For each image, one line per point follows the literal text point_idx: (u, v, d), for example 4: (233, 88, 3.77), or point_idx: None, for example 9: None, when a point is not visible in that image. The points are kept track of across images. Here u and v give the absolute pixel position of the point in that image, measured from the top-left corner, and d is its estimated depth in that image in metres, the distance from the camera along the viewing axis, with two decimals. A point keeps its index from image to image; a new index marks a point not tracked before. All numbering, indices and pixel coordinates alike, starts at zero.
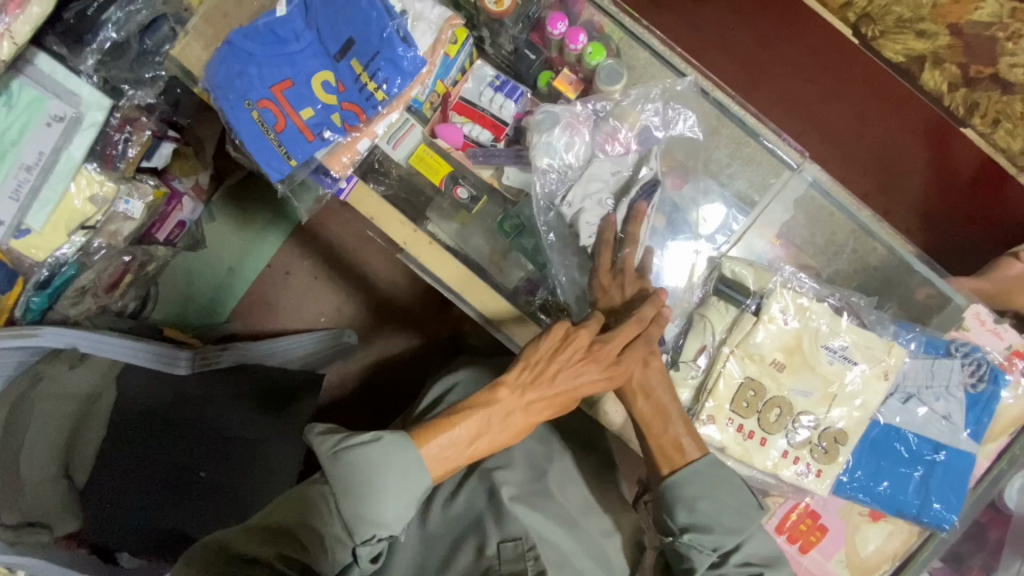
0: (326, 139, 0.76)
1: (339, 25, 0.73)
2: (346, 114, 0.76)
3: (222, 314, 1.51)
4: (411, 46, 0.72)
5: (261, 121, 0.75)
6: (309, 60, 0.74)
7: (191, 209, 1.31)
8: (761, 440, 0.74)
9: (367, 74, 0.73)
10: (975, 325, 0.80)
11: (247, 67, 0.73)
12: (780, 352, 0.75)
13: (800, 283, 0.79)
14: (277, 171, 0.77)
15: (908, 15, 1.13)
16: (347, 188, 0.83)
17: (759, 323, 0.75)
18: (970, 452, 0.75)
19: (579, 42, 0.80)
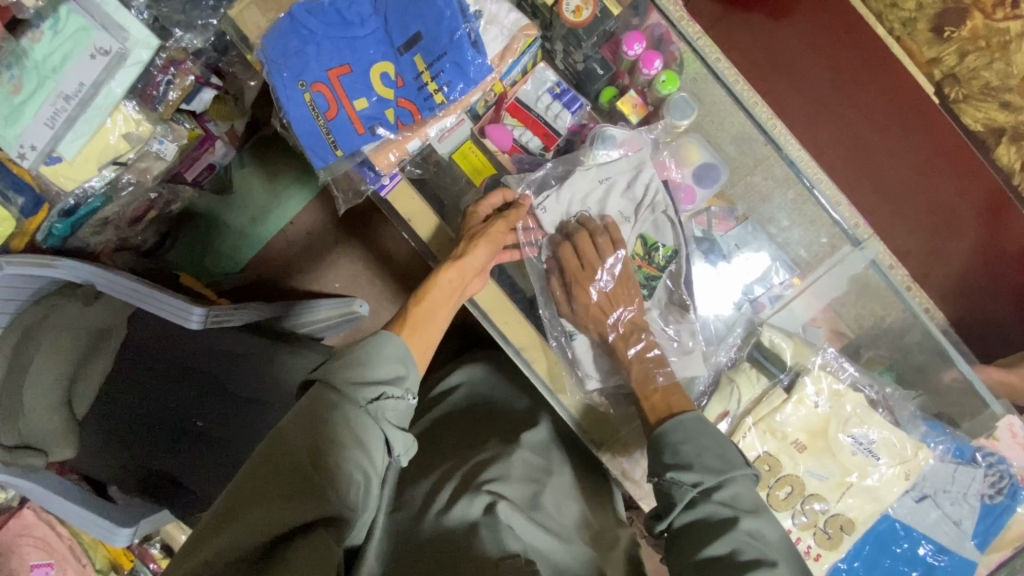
0: (376, 134, 0.75)
1: (409, 18, 0.72)
2: (400, 111, 0.74)
3: (239, 264, 1.49)
4: (480, 52, 0.71)
5: (313, 104, 0.73)
6: (371, 48, 0.73)
7: (222, 153, 1.31)
8: None
9: (429, 73, 0.72)
10: (1007, 437, 0.79)
11: (306, 45, 0.72)
12: (803, 433, 0.73)
13: (840, 368, 0.77)
14: (321, 159, 0.76)
15: (996, 83, 0.95)
16: (389, 185, 0.79)
17: (788, 401, 0.74)
18: (972, 561, 0.75)
19: (654, 68, 0.76)
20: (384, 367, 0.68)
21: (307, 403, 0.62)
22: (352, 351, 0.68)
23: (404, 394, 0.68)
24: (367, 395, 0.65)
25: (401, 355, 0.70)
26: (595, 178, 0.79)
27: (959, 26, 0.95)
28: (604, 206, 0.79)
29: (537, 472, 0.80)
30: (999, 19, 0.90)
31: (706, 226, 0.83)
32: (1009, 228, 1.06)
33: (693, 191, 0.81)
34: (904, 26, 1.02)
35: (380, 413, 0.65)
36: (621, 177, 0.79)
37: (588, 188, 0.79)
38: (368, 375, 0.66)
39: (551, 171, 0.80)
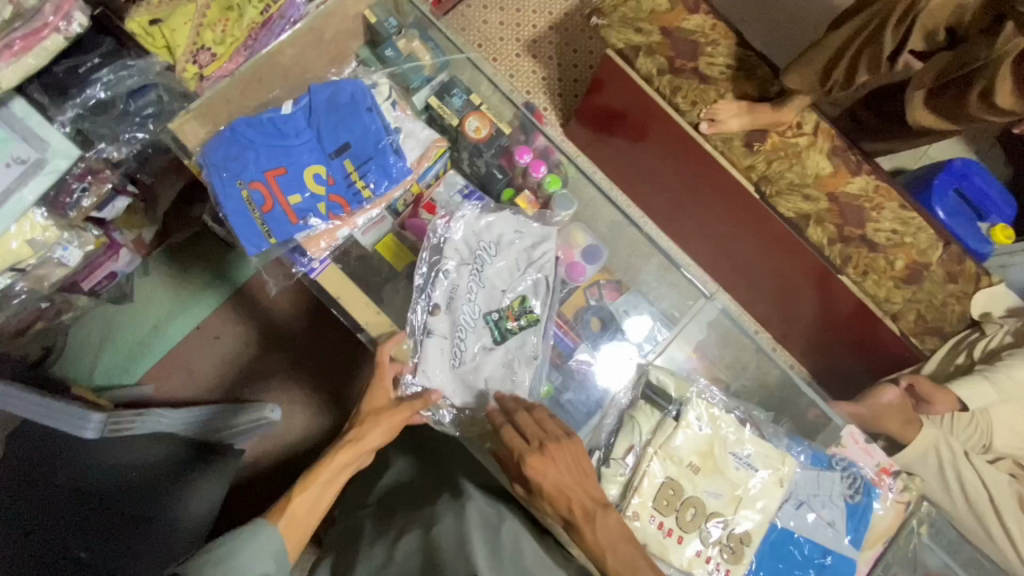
0: (308, 223, 0.84)
1: (338, 131, 0.86)
2: (331, 205, 0.85)
3: (135, 373, 1.41)
4: (400, 157, 0.87)
5: (250, 199, 0.82)
6: (304, 155, 0.85)
7: (127, 261, 1.29)
8: (679, 538, 0.80)
9: (356, 174, 0.85)
10: (851, 443, 0.93)
11: (245, 151, 0.82)
12: (695, 455, 0.83)
13: (712, 395, 0.89)
14: (255, 245, 0.82)
15: (797, 181, 1.24)
16: (319, 268, 0.87)
17: (678, 428, 0.83)
18: (851, 557, 0.84)
19: (541, 172, 0.95)
20: (252, 562, 0.66)
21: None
22: (218, 550, 0.65)
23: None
24: None
25: (271, 546, 0.68)
26: (504, 236, 0.90)
27: (762, 142, 1.24)
28: (502, 251, 0.90)
29: (490, 518, 0.85)
30: (791, 137, 1.24)
31: (597, 297, 0.97)
32: (834, 294, 1.31)
33: (581, 267, 0.95)
34: (724, 143, 1.26)
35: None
36: (527, 237, 0.91)
37: (500, 231, 0.91)
38: (234, 574, 0.64)
39: (479, 206, 0.92)
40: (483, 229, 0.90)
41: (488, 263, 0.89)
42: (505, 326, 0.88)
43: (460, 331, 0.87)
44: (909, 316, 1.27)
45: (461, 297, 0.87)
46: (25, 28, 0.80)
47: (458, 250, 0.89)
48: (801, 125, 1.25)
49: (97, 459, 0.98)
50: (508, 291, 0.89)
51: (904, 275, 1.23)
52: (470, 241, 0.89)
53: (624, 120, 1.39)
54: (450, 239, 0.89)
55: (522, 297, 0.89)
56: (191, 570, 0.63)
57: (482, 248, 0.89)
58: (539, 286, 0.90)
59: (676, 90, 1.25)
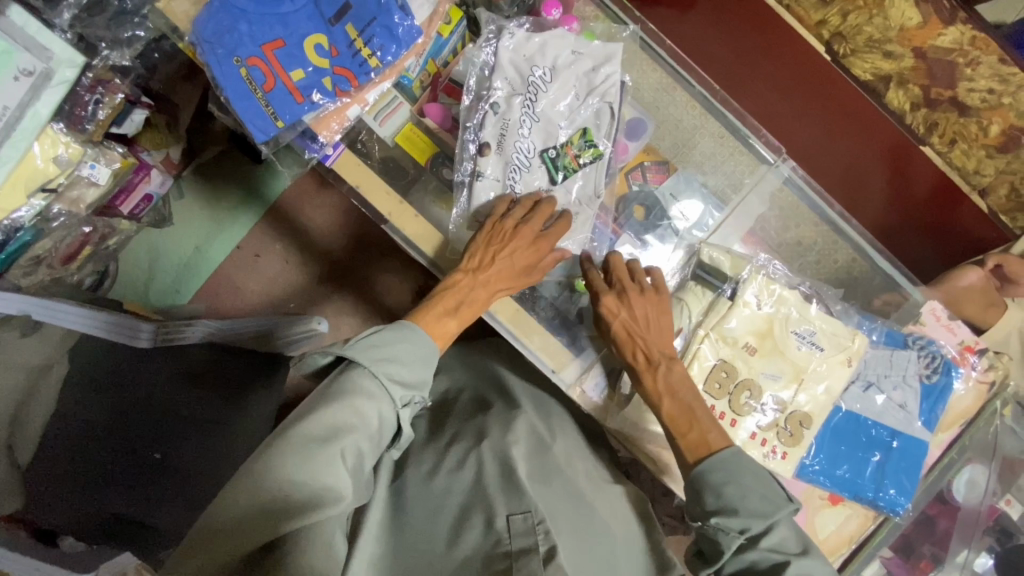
0: (314, 102, 0.76)
1: None
2: (337, 79, 0.77)
3: (186, 293, 1.46)
4: (407, 15, 0.76)
5: (249, 78, 0.74)
6: (303, 22, 0.76)
7: (159, 182, 1.29)
8: (732, 421, 0.76)
9: (361, 39, 0.76)
10: (932, 321, 0.85)
11: (238, 23, 0.73)
12: (752, 335, 0.78)
13: (774, 270, 0.83)
14: (262, 131, 0.76)
15: (877, 35, 1.06)
16: (333, 155, 0.83)
17: (733, 308, 0.78)
18: (924, 440, 0.79)
19: (574, 27, 0.85)
20: (415, 372, 0.72)
21: (349, 393, 0.67)
22: (394, 350, 0.71)
23: (423, 399, 0.75)
24: (401, 397, 0.71)
25: (429, 358, 0.74)
26: (560, 59, 0.82)
27: None
28: (558, 77, 0.82)
29: (542, 435, 0.90)
30: None
31: (641, 181, 0.88)
32: (912, 170, 1.17)
33: (625, 144, 0.86)
34: None
35: (406, 414, 0.72)
36: (587, 59, 0.82)
37: (554, 54, 0.82)
38: (400, 375, 0.71)
39: (525, 23, 0.83)
40: (539, 52, 0.81)
41: (545, 88, 0.81)
42: (563, 162, 0.82)
43: (513, 171, 0.81)
44: (998, 190, 1.14)
45: (512, 133, 0.80)
46: None
47: (509, 77, 0.81)
48: None
49: (158, 365, 1.02)
50: (566, 125, 0.82)
51: (1000, 143, 1.08)
52: (521, 67, 0.81)
53: None
54: (496, 64, 0.81)
55: (582, 129, 0.82)
56: (371, 359, 0.69)
57: (535, 75, 0.81)
58: (602, 114, 0.82)
59: None
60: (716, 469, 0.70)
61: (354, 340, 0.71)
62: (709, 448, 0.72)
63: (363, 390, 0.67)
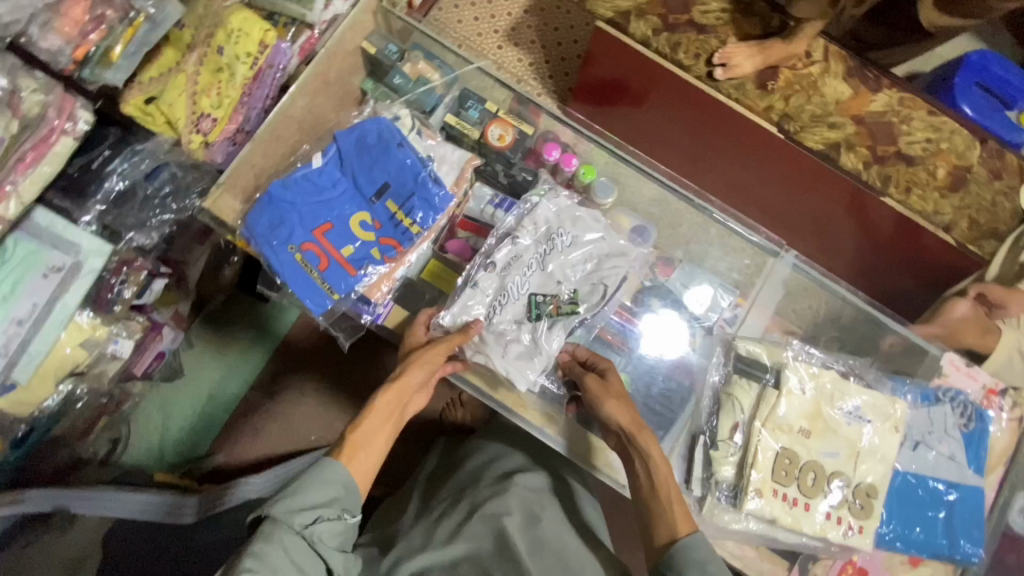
0: (366, 272, 0.85)
1: (374, 173, 0.87)
2: (383, 248, 0.87)
3: (202, 446, 1.44)
4: (440, 186, 0.89)
5: (305, 262, 0.84)
6: (346, 205, 0.87)
7: (171, 338, 1.29)
8: (806, 506, 0.80)
9: (402, 212, 0.87)
10: (953, 371, 0.89)
11: (291, 216, 0.84)
12: (804, 419, 0.82)
13: (808, 354, 0.89)
14: (319, 304, 0.84)
15: (819, 111, 1.19)
16: (384, 312, 0.89)
17: (782, 396, 0.82)
18: (977, 485, 0.84)
19: (572, 164, 0.96)
20: (318, 492, 0.71)
21: (250, 541, 0.67)
22: (291, 482, 0.72)
23: (340, 515, 0.72)
24: (301, 521, 0.69)
25: (336, 478, 0.73)
26: (585, 220, 0.90)
27: (775, 81, 1.19)
28: (578, 245, 0.89)
29: (533, 507, 0.96)
30: (802, 68, 1.19)
31: (652, 276, 0.96)
32: (872, 215, 1.27)
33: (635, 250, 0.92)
34: (737, 90, 1.21)
35: (312, 535, 0.69)
36: (613, 235, 0.90)
37: (583, 227, 0.90)
38: (299, 502, 0.70)
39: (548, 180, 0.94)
40: (567, 210, 0.90)
41: (562, 246, 0.89)
42: (546, 310, 0.87)
43: (505, 295, 0.86)
44: (961, 223, 1.19)
45: (518, 266, 0.87)
46: (33, 137, 0.79)
47: (537, 224, 0.89)
48: (810, 54, 1.19)
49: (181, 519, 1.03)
50: (564, 283, 0.89)
51: (949, 183, 1.18)
52: (551, 222, 0.89)
53: (621, 90, 1.39)
54: (531, 211, 0.89)
55: (575, 289, 0.88)
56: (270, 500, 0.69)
57: (557, 236, 0.89)
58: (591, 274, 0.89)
59: (677, 45, 1.21)
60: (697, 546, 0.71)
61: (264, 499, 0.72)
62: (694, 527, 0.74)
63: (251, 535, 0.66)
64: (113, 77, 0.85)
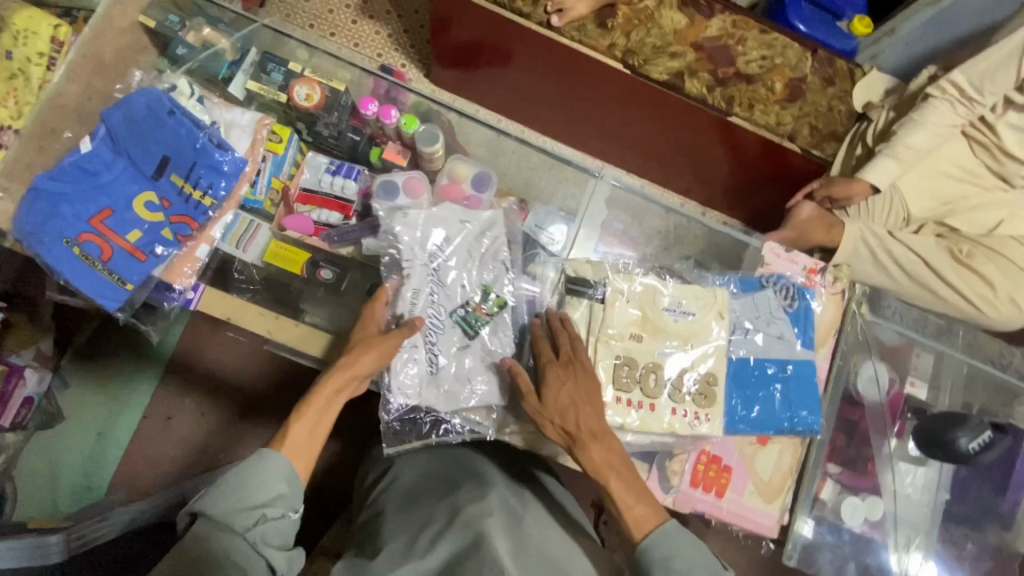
0: (158, 255, 0.79)
1: (149, 147, 0.79)
2: (175, 227, 0.81)
3: (100, 487, 1.32)
4: (226, 150, 0.82)
5: (85, 254, 0.76)
6: (125, 186, 0.79)
7: (36, 381, 1.22)
8: (652, 407, 0.82)
9: (189, 185, 0.81)
10: (775, 258, 0.95)
11: (59, 207, 0.75)
12: (633, 325, 0.85)
13: (628, 265, 0.91)
14: (113, 299, 0.78)
15: (659, 43, 1.22)
16: (195, 297, 0.84)
17: (608, 308, 0.85)
18: (807, 359, 0.89)
19: (393, 116, 0.94)
20: (261, 491, 0.69)
21: (184, 544, 0.64)
22: (233, 478, 0.69)
23: (284, 513, 0.70)
24: (244, 521, 0.67)
25: (279, 472, 0.71)
26: (464, 222, 0.88)
27: (614, 18, 1.22)
28: (456, 247, 0.87)
29: (513, 505, 0.88)
30: (638, 3, 1.22)
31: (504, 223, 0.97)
32: (739, 138, 1.28)
33: (476, 199, 0.92)
34: (579, 31, 1.22)
35: (259, 535, 0.67)
36: (477, 222, 0.89)
37: (448, 227, 0.87)
38: (243, 502, 0.68)
39: (427, 202, 0.89)
40: (432, 223, 0.86)
41: (443, 251, 0.86)
42: (473, 317, 0.86)
43: (433, 342, 0.84)
44: (803, 131, 1.26)
45: (424, 299, 0.85)
46: None
47: (415, 253, 0.85)
48: None
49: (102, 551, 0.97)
50: (468, 285, 0.87)
51: (786, 96, 1.24)
52: (422, 241, 0.85)
53: (479, 50, 1.37)
54: (403, 241, 0.85)
55: (483, 287, 0.87)
56: (206, 502, 0.67)
57: (436, 247, 0.86)
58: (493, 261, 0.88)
59: None
60: (659, 543, 0.74)
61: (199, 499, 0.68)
62: (654, 524, 0.75)
63: (190, 540, 0.64)
64: None
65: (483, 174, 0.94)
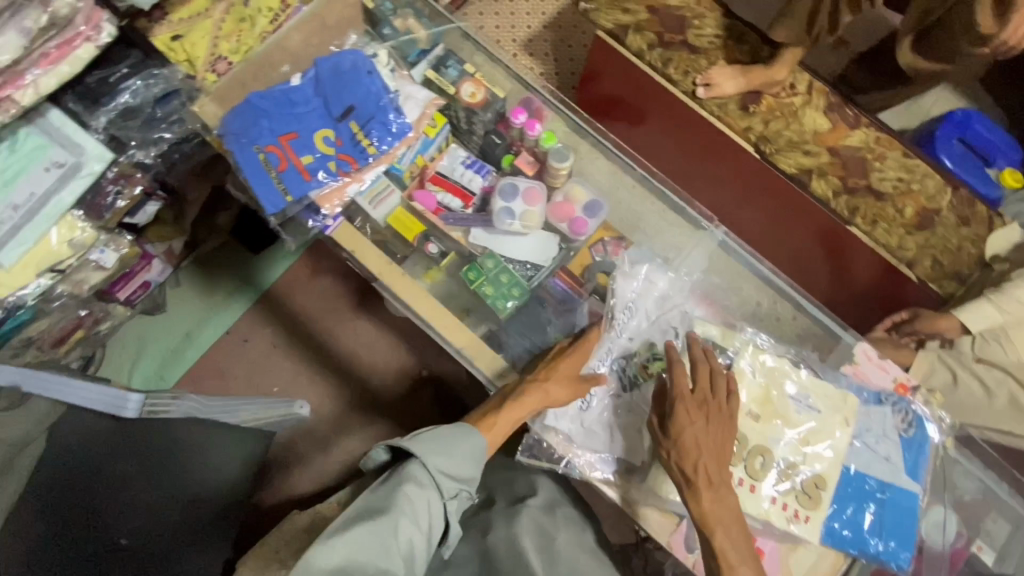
0: (319, 180, 0.93)
1: (343, 96, 0.96)
2: (340, 162, 0.94)
3: (169, 380, 1.48)
4: (400, 114, 0.97)
5: (266, 161, 0.91)
6: (314, 120, 0.95)
7: (159, 270, 1.39)
8: (751, 487, 0.83)
9: (362, 132, 0.95)
10: (865, 361, 0.96)
11: (261, 119, 0.92)
12: (754, 403, 0.87)
13: (759, 341, 0.94)
14: (273, 203, 0.91)
15: (796, 138, 1.24)
16: (333, 225, 0.96)
17: (738, 381, 0.87)
18: (912, 490, 0.87)
19: (535, 129, 1.00)
20: (464, 464, 0.81)
21: (400, 478, 0.76)
22: (443, 440, 0.81)
23: (464, 492, 0.81)
24: (447, 485, 0.78)
25: (473, 454, 0.82)
26: (654, 284, 0.96)
27: (757, 104, 1.26)
28: (642, 305, 0.95)
29: (546, 528, 0.95)
30: (785, 97, 1.26)
31: (603, 253, 1.01)
32: (852, 249, 1.27)
33: (584, 222, 0.99)
34: (720, 108, 1.27)
35: (451, 503, 0.79)
36: (672, 293, 0.97)
37: (648, 286, 0.96)
38: (449, 466, 0.79)
39: (632, 259, 0.98)
40: (639, 281, 0.96)
41: (632, 307, 0.95)
42: (635, 375, 0.93)
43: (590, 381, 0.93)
44: (923, 262, 1.22)
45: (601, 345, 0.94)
46: (59, 39, 0.84)
47: (615, 300, 0.95)
48: (795, 86, 1.27)
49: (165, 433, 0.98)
50: (634, 338, 0.95)
51: (915, 222, 1.22)
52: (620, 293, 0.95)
53: (620, 107, 1.47)
54: (610, 288, 0.96)
55: (648, 343, 0.94)
56: (424, 450, 0.78)
57: (629, 304, 0.95)
58: (659, 327, 0.94)
59: (668, 62, 1.29)
60: None
61: (417, 438, 0.80)
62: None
63: (412, 479, 0.75)
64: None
65: (598, 203, 1.00)
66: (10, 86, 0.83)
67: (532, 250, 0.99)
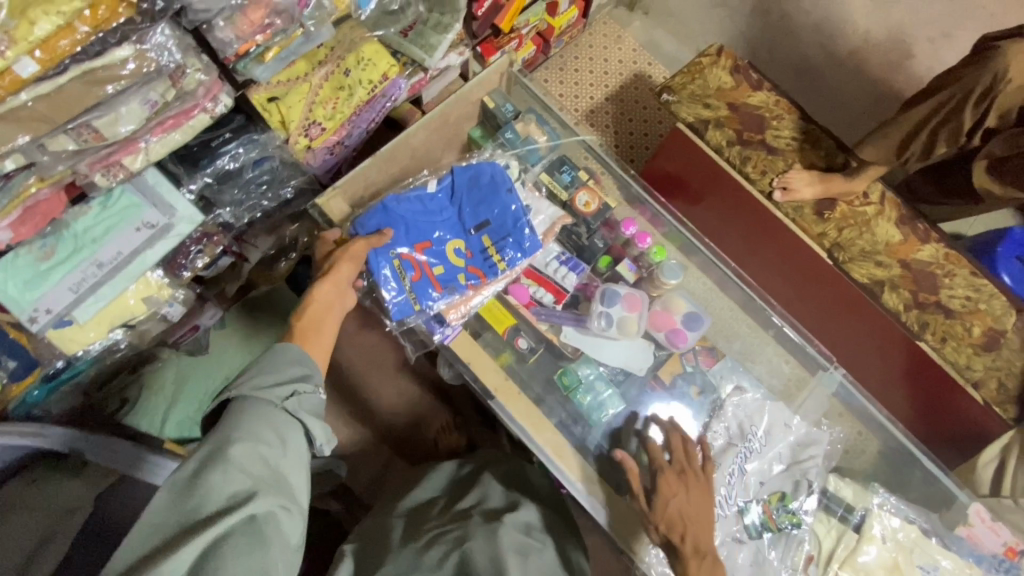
0: (449, 292, 1.04)
1: (479, 211, 1.09)
2: (469, 275, 1.06)
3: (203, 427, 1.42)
4: (532, 233, 1.07)
5: (401, 269, 1.02)
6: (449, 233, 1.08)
7: (210, 315, 1.33)
8: None
9: (494, 248, 1.07)
10: (978, 522, 1.07)
11: (400, 226, 1.04)
12: (881, 570, 1.03)
13: (892, 506, 1.09)
14: (399, 311, 1.01)
15: (868, 248, 1.26)
16: (451, 334, 1.06)
17: (863, 542, 1.04)
18: None
19: (646, 242, 1.15)
20: (283, 372, 0.78)
21: (225, 417, 0.71)
22: (252, 367, 0.77)
23: (312, 390, 0.79)
24: (280, 394, 0.74)
25: (301, 357, 0.81)
26: (791, 426, 1.09)
27: (831, 211, 1.28)
28: (770, 441, 1.08)
29: None
30: (858, 206, 1.28)
31: (694, 362, 1.12)
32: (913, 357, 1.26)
33: (685, 333, 1.12)
34: (794, 211, 1.29)
35: (293, 406, 0.75)
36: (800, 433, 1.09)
37: (771, 426, 1.08)
38: (267, 382, 0.75)
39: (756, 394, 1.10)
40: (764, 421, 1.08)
41: (757, 445, 1.07)
42: (768, 521, 1.02)
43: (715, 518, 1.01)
44: (990, 384, 1.21)
45: (726, 477, 1.03)
46: (179, 109, 0.82)
47: (732, 434, 1.06)
48: (868, 195, 1.29)
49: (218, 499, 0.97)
50: (767, 483, 1.05)
51: (983, 342, 1.22)
52: (745, 425, 1.07)
53: (681, 185, 1.47)
54: (721, 412, 1.07)
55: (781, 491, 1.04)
56: (241, 383, 0.74)
57: (753, 437, 1.07)
58: (795, 468, 1.07)
59: (746, 160, 1.30)
60: None
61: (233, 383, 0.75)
62: None
63: (233, 410, 0.71)
64: (260, 74, 0.90)
65: (697, 315, 1.12)
66: (122, 152, 0.81)
67: (629, 356, 1.11)
